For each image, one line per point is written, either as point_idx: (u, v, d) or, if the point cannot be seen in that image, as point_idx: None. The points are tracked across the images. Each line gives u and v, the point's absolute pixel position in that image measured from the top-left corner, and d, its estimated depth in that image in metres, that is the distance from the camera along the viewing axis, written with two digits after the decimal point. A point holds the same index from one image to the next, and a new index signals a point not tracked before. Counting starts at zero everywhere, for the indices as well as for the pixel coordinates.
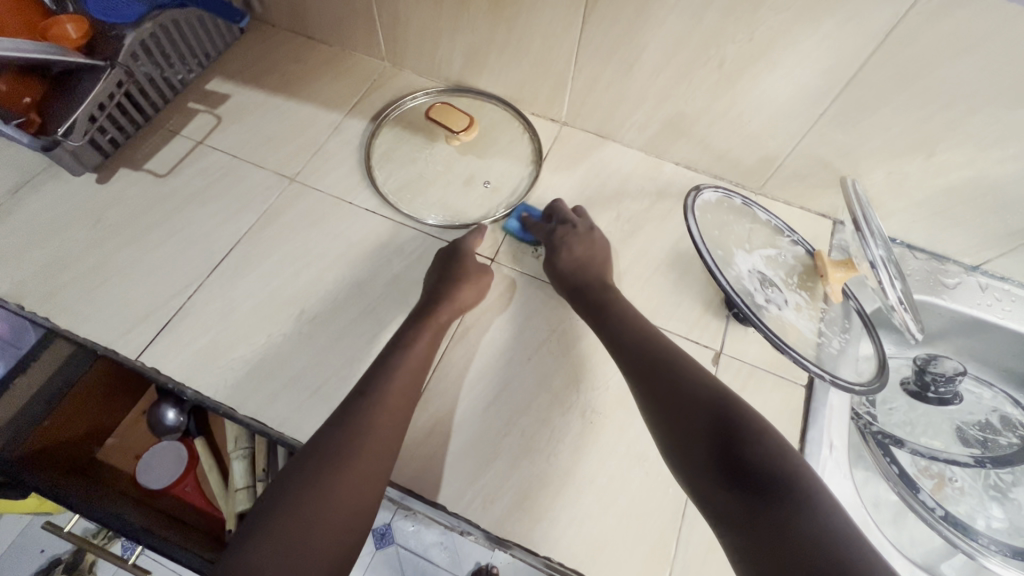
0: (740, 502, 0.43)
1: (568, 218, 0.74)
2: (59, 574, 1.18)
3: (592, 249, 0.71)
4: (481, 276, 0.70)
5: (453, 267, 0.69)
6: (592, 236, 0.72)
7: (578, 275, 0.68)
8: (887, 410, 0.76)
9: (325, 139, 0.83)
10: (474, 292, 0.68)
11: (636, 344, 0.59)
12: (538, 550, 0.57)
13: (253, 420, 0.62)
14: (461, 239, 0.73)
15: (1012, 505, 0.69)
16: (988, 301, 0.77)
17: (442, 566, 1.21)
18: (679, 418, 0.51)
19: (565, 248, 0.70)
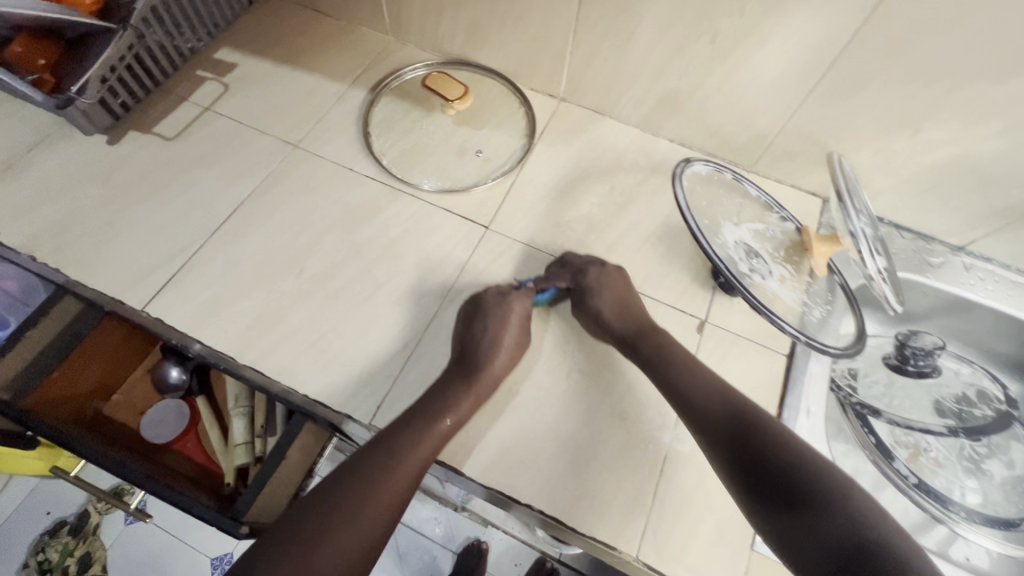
0: (776, 511, 0.47)
1: (597, 262, 0.71)
2: (65, 535, 1.22)
3: (627, 291, 0.69)
4: (519, 343, 0.66)
5: (491, 325, 0.65)
6: (624, 281, 0.70)
7: (626, 321, 0.66)
8: (867, 382, 0.78)
9: (329, 109, 0.86)
10: (513, 355, 0.65)
11: (702, 398, 0.57)
12: (520, 497, 0.60)
13: (252, 370, 0.65)
14: (488, 291, 0.69)
15: (985, 475, 0.72)
16: (971, 280, 0.78)
17: (436, 541, 1.26)
18: (710, 432, 0.55)
19: (604, 294, 0.68)
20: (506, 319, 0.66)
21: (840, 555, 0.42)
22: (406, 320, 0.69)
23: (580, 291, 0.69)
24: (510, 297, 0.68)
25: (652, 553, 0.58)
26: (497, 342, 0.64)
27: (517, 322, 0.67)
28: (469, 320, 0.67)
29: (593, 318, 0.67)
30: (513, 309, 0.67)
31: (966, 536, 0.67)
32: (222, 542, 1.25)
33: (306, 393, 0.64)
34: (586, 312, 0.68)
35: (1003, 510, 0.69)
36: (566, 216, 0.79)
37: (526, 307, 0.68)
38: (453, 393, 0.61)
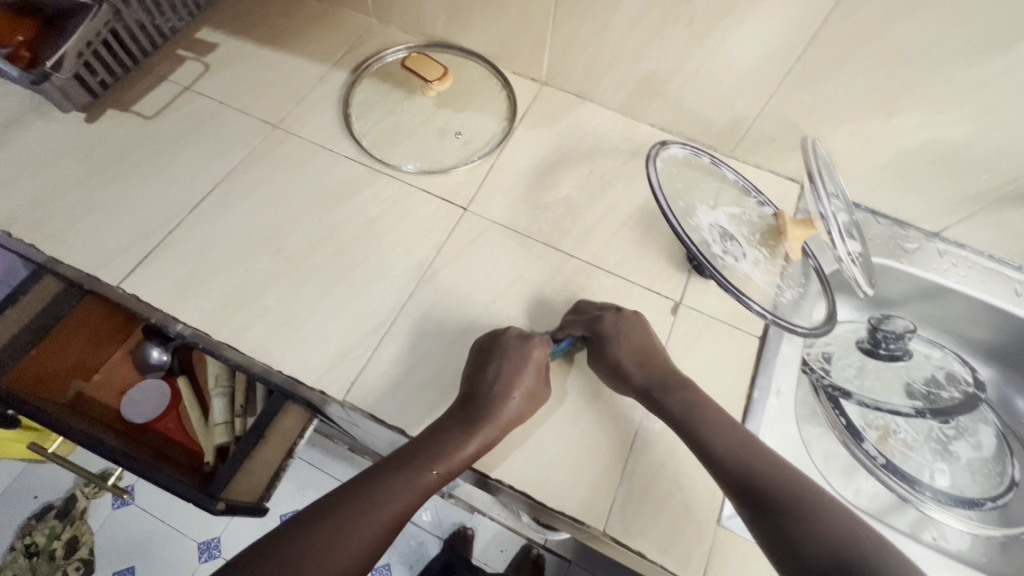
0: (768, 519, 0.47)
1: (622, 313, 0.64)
2: (52, 519, 1.22)
3: (649, 338, 0.63)
4: (534, 394, 0.60)
5: (508, 369, 0.59)
6: (647, 330, 0.64)
7: (646, 370, 0.60)
8: (841, 365, 0.79)
9: (310, 90, 0.86)
10: (527, 404, 0.59)
11: (736, 461, 0.52)
12: (491, 472, 0.61)
13: (228, 346, 0.66)
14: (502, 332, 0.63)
15: (953, 457, 0.73)
16: (945, 266, 0.79)
17: (425, 528, 1.25)
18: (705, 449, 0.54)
19: (625, 343, 0.62)
20: (524, 364, 0.60)
21: (842, 559, 0.43)
22: (382, 299, 0.70)
23: (599, 338, 0.63)
24: (531, 340, 0.61)
25: (619, 527, 0.59)
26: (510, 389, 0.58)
27: (535, 374, 0.60)
28: (483, 364, 0.60)
29: (612, 369, 0.61)
30: (535, 353, 0.61)
31: (932, 515, 0.68)
32: (209, 526, 1.25)
33: (280, 369, 0.65)
34: (607, 361, 0.62)
35: (969, 491, 0.71)
36: (544, 199, 0.80)
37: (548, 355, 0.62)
38: (460, 432, 0.55)
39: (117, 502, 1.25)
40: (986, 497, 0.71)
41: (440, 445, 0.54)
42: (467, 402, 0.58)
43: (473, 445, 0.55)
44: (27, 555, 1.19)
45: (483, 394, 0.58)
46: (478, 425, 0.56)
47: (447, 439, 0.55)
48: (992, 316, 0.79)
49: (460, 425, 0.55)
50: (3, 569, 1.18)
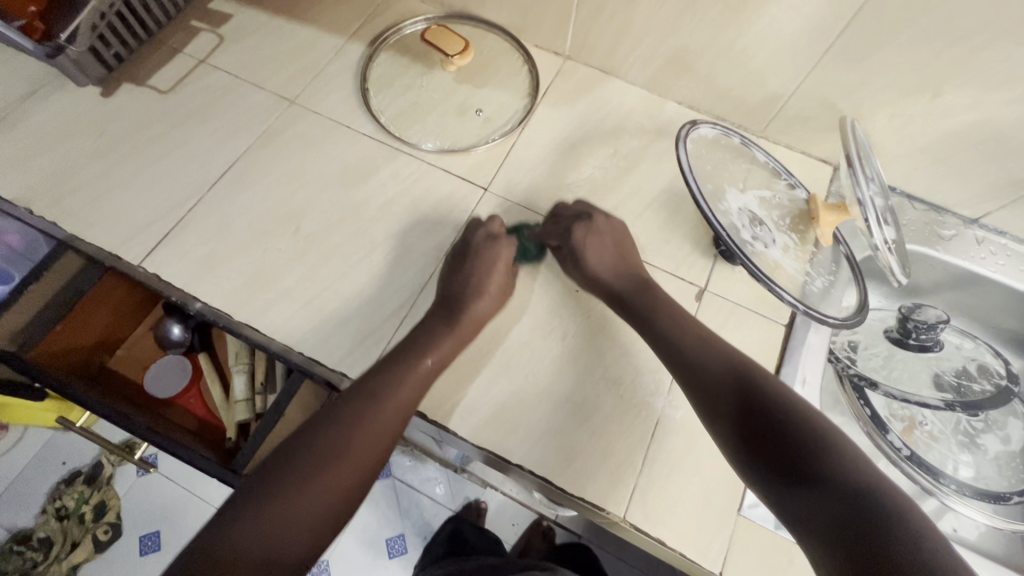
0: (777, 481, 0.45)
1: (580, 210, 0.71)
2: (80, 485, 1.27)
3: (619, 241, 0.69)
4: (506, 288, 0.67)
5: (474, 272, 0.65)
6: (611, 227, 0.70)
7: (614, 271, 0.66)
8: (867, 355, 0.77)
9: (326, 63, 0.83)
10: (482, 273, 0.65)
11: (679, 336, 0.59)
12: (511, 458, 0.61)
13: (249, 327, 0.66)
14: (473, 237, 0.69)
15: (979, 451, 0.72)
16: (981, 254, 0.76)
17: (439, 501, 1.28)
18: (712, 404, 0.53)
19: (592, 250, 0.67)
20: (500, 256, 0.67)
21: (753, 414, 0.50)
22: (402, 282, 0.69)
23: (573, 251, 0.67)
24: (498, 240, 0.68)
25: (640, 515, 0.59)
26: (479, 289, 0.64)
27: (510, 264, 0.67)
28: (456, 266, 0.67)
29: (585, 277, 0.67)
30: (509, 248, 0.68)
31: (953, 508, 0.68)
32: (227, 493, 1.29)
33: (300, 351, 0.65)
34: (582, 269, 0.67)
35: (995, 485, 0.70)
36: (566, 180, 0.77)
37: (511, 254, 0.68)
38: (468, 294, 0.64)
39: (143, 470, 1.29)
40: (1013, 491, 0.69)
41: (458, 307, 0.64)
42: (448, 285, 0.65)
43: (486, 302, 0.64)
44: (57, 519, 1.23)
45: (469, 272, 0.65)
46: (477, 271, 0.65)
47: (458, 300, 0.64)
48: None
49: (462, 298, 0.64)
50: (35, 531, 1.22)
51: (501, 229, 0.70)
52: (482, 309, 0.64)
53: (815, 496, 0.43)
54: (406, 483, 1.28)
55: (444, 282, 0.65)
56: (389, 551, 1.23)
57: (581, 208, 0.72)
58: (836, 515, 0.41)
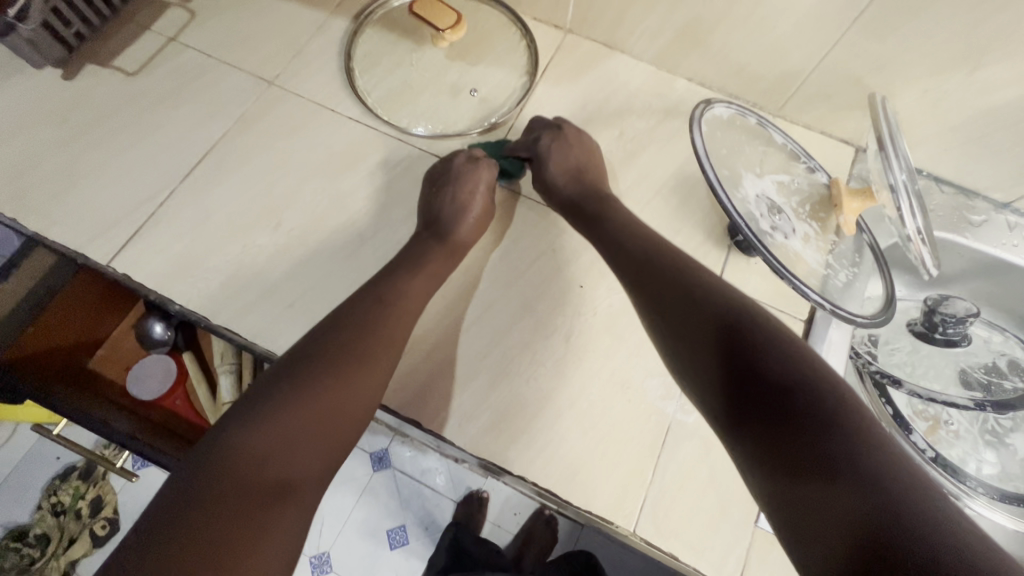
0: (739, 398, 0.40)
1: (548, 122, 0.69)
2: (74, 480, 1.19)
3: (586, 150, 0.67)
4: (488, 209, 0.65)
5: (455, 194, 0.63)
6: (582, 140, 0.67)
7: (574, 187, 0.64)
8: (889, 350, 0.73)
9: (307, 40, 0.77)
10: (465, 192, 0.63)
11: (651, 261, 0.54)
12: (513, 469, 0.57)
13: (229, 331, 0.61)
14: (447, 158, 0.67)
15: (1006, 451, 0.68)
16: (1014, 241, 0.71)
17: (442, 493, 1.16)
18: (680, 324, 0.48)
19: (557, 157, 0.65)
20: (481, 178, 0.64)
21: (723, 330, 0.44)
22: None
23: (537, 161, 0.66)
24: (478, 162, 0.65)
25: (650, 529, 0.55)
26: (462, 205, 0.63)
27: (491, 184, 0.65)
28: (433, 191, 0.64)
29: (544, 185, 0.66)
30: (489, 170, 0.65)
31: (979, 511, 0.65)
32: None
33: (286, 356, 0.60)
34: (541, 182, 0.66)
35: (1020, 486, 0.67)
36: None
37: (493, 177, 0.65)
38: (451, 213, 0.62)
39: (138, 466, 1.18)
40: None
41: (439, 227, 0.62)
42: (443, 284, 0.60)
43: (471, 218, 0.63)
44: (54, 515, 1.17)
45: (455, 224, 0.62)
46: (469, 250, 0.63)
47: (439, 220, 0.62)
48: None
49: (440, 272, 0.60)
50: (31, 527, 1.16)
51: (480, 153, 0.67)
52: (468, 226, 0.63)
53: (780, 413, 0.38)
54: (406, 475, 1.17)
55: (436, 263, 0.60)
56: (390, 542, 1.22)
57: (551, 122, 0.69)
58: (800, 435, 0.36)
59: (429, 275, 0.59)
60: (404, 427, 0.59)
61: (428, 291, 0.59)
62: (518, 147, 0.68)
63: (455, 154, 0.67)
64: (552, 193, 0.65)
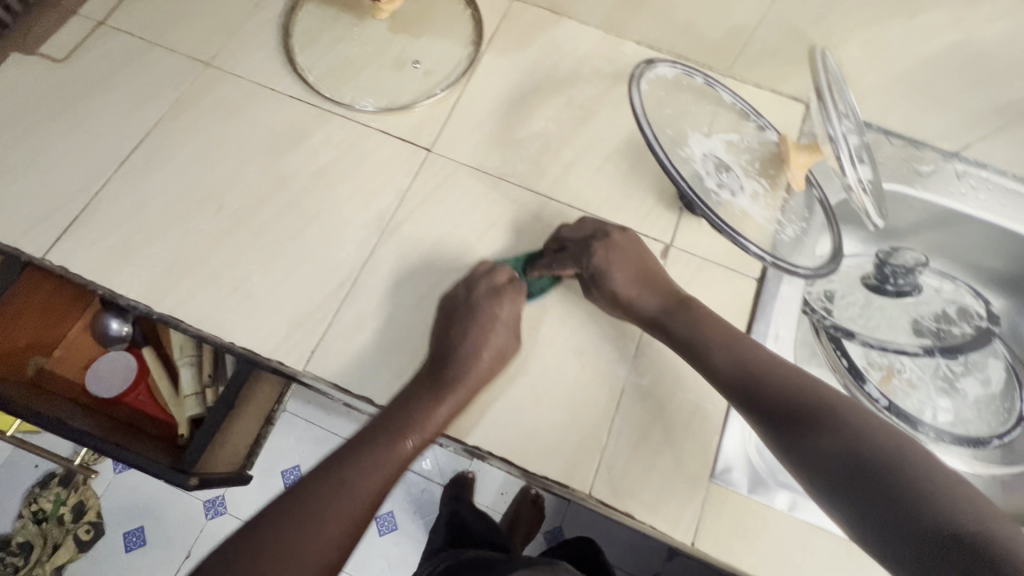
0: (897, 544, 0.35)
1: (591, 228, 0.61)
2: (55, 487, 1.15)
3: (642, 254, 0.60)
4: (510, 345, 0.57)
5: (474, 332, 0.56)
6: (631, 244, 0.60)
7: (651, 303, 0.57)
8: (844, 303, 0.73)
9: (245, 18, 0.74)
10: (484, 332, 0.56)
11: (746, 373, 0.49)
12: (468, 439, 0.56)
13: (171, 318, 0.60)
14: (470, 282, 0.60)
15: (959, 397, 0.70)
16: (962, 190, 0.71)
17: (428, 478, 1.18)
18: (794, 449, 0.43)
19: (617, 269, 0.58)
20: (501, 312, 0.57)
21: (851, 461, 0.40)
22: (342, 258, 0.63)
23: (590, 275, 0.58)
24: (501, 295, 0.58)
25: (606, 490, 0.56)
26: (481, 344, 0.55)
27: (513, 318, 0.58)
28: (444, 324, 0.57)
29: (611, 301, 0.58)
30: (512, 301, 0.58)
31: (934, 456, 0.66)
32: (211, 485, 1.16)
33: (234, 342, 0.59)
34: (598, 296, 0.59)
35: (974, 429, 0.68)
36: (518, 134, 0.71)
37: (516, 309, 0.58)
38: (461, 352, 0.55)
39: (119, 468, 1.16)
40: (993, 434, 0.68)
41: (445, 365, 0.54)
42: (441, 362, 0.55)
43: (487, 353, 0.55)
44: (35, 523, 1.13)
45: (457, 310, 0.57)
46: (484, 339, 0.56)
47: (449, 359, 0.54)
48: (1013, 245, 0.72)
49: (454, 365, 0.54)
50: (13, 536, 1.12)
51: (506, 278, 0.59)
52: (484, 363, 0.55)
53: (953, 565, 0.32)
54: None
55: None
56: (381, 529, 1.17)
57: (591, 227, 0.62)
58: None
59: (451, 399, 0.53)
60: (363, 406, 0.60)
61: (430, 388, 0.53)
62: (550, 261, 0.61)
63: (480, 274, 0.60)
64: (626, 308, 0.58)
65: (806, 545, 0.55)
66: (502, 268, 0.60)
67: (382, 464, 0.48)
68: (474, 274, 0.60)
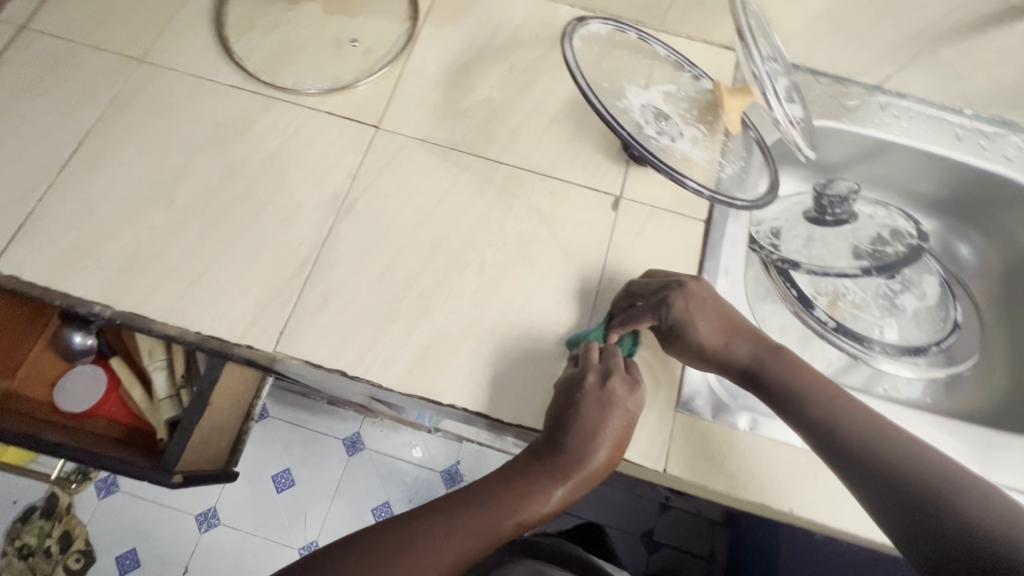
0: None
1: (662, 279, 0.59)
2: (38, 520, 1.12)
3: (722, 300, 0.57)
4: (627, 425, 0.52)
5: (587, 420, 0.51)
6: (707, 291, 0.58)
7: (740, 359, 0.54)
8: (790, 238, 0.78)
9: (176, 11, 0.73)
10: (598, 419, 0.51)
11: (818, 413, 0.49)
12: (441, 398, 0.58)
13: (133, 315, 0.59)
14: (576, 370, 0.55)
15: (900, 312, 0.75)
16: (886, 120, 0.76)
17: (420, 463, 1.20)
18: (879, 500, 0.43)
19: (701, 318, 0.56)
20: (619, 403, 0.52)
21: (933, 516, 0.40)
22: (301, 240, 0.63)
23: (672, 329, 0.56)
24: (635, 383, 0.54)
25: None
26: (597, 431, 0.50)
27: (630, 402, 0.52)
28: (559, 414, 0.52)
29: (696, 352, 0.56)
30: (633, 391, 0.53)
31: (883, 368, 0.72)
32: (202, 497, 1.15)
33: (199, 331, 0.59)
34: (690, 351, 0.56)
35: (916, 340, 0.74)
36: (463, 104, 0.72)
37: (629, 393, 0.53)
38: (577, 437, 0.50)
39: (105, 491, 1.14)
40: (932, 342, 0.74)
41: (561, 450, 0.50)
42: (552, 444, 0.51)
43: (607, 443, 0.51)
44: (22, 558, 1.11)
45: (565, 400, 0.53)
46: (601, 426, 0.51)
47: (563, 442, 0.51)
48: (937, 168, 0.77)
49: (568, 440, 0.50)
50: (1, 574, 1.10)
51: (622, 363, 0.55)
52: (604, 455, 0.51)
53: None
54: (382, 453, 1.20)
55: None
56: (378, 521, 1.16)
57: (660, 279, 0.60)
58: None
59: (566, 486, 0.49)
60: (343, 381, 0.61)
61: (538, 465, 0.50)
62: (624, 319, 0.58)
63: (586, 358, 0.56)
64: (721, 360, 0.55)
65: (769, 459, 0.58)
66: (608, 351, 0.56)
67: (473, 526, 0.47)
68: (579, 358, 0.56)
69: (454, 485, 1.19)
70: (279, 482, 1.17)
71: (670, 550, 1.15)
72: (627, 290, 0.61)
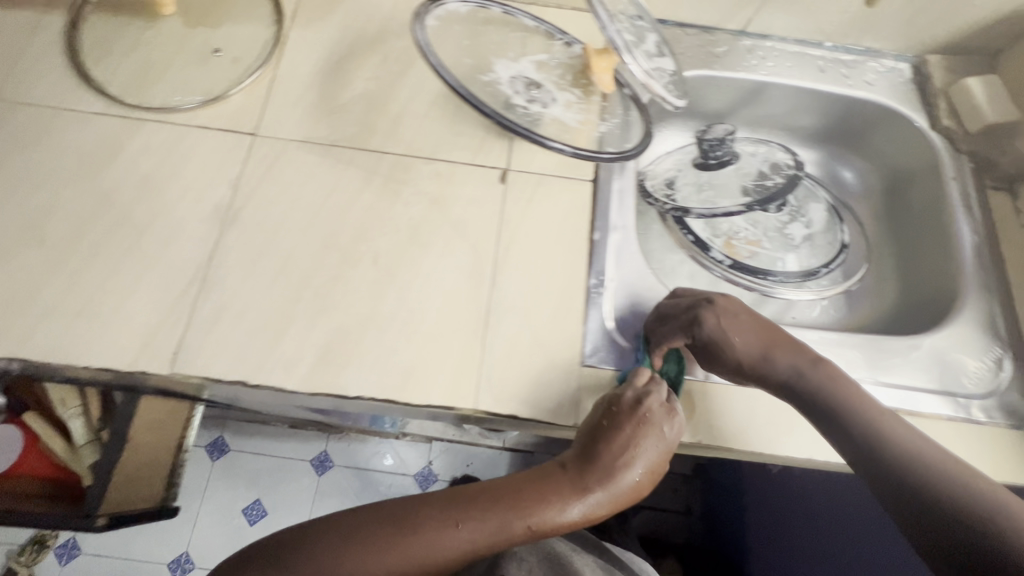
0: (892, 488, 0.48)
1: (692, 297, 0.60)
2: None
3: (755, 314, 0.59)
4: (663, 450, 0.50)
5: (623, 440, 0.49)
6: (740, 305, 0.59)
7: (769, 365, 0.57)
8: (684, 186, 0.81)
9: (27, 44, 0.70)
10: (633, 437, 0.49)
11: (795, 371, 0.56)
12: (349, 392, 0.58)
13: (16, 360, 0.57)
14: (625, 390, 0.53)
15: (792, 241, 0.79)
16: (755, 62, 0.79)
17: (390, 470, 1.19)
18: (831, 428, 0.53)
19: (736, 333, 0.57)
20: (658, 423, 0.51)
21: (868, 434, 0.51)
22: (188, 257, 0.62)
23: (708, 346, 0.57)
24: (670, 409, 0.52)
25: (490, 399, 0.59)
26: (633, 448, 0.49)
27: (667, 425, 0.51)
28: (592, 427, 0.51)
29: (737, 368, 0.57)
30: (672, 416, 0.52)
31: (783, 296, 0.75)
32: (171, 543, 1.11)
33: (87, 365, 0.57)
34: (724, 365, 0.58)
35: (808, 265, 0.78)
36: (339, 101, 0.71)
37: (670, 423, 0.51)
38: (609, 452, 0.48)
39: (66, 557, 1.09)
40: (821, 265, 0.78)
41: (590, 464, 0.48)
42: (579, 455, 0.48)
43: (639, 464, 0.48)
44: None
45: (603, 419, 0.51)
46: (634, 444, 0.49)
47: (595, 455, 0.48)
48: (808, 101, 0.81)
49: (601, 455, 0.48)
50: None
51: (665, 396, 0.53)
52: (635, 476, 0.48)
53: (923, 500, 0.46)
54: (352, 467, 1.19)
55: None
56: None
57: (688, 297, 0.61)
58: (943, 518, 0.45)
59: (587, 500, 0.46)
60: (256, 393, 0.61)
61: (561, 472, 0.48)
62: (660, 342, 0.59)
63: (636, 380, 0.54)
64: (759, 370, 0.57)
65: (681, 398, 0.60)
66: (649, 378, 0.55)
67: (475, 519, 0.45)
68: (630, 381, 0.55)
69: (429, 486, 1.19)
70: (250, 515, 1.14)
71: (646, 511, 1.18)
72: (661, 312, 0.61)
